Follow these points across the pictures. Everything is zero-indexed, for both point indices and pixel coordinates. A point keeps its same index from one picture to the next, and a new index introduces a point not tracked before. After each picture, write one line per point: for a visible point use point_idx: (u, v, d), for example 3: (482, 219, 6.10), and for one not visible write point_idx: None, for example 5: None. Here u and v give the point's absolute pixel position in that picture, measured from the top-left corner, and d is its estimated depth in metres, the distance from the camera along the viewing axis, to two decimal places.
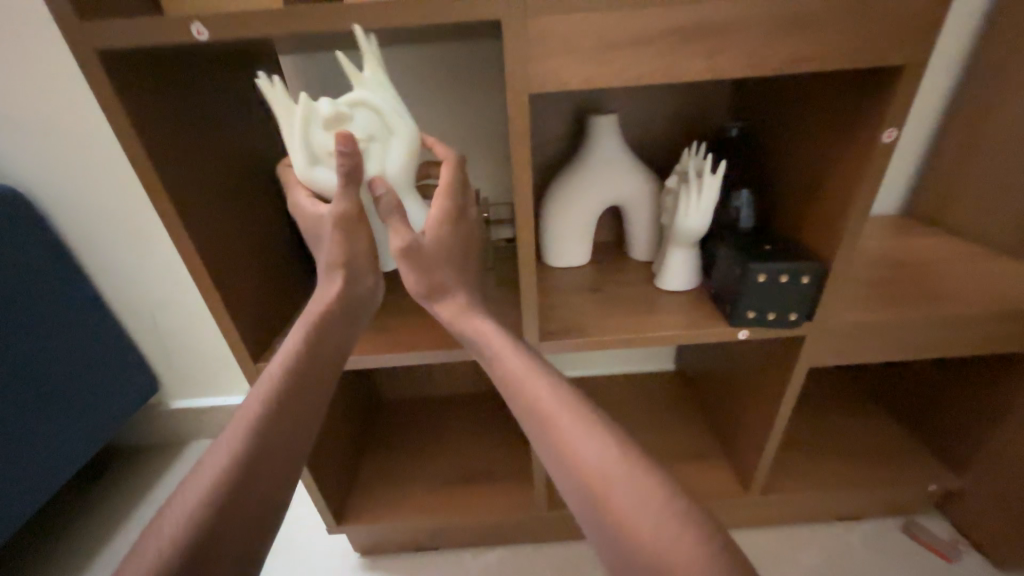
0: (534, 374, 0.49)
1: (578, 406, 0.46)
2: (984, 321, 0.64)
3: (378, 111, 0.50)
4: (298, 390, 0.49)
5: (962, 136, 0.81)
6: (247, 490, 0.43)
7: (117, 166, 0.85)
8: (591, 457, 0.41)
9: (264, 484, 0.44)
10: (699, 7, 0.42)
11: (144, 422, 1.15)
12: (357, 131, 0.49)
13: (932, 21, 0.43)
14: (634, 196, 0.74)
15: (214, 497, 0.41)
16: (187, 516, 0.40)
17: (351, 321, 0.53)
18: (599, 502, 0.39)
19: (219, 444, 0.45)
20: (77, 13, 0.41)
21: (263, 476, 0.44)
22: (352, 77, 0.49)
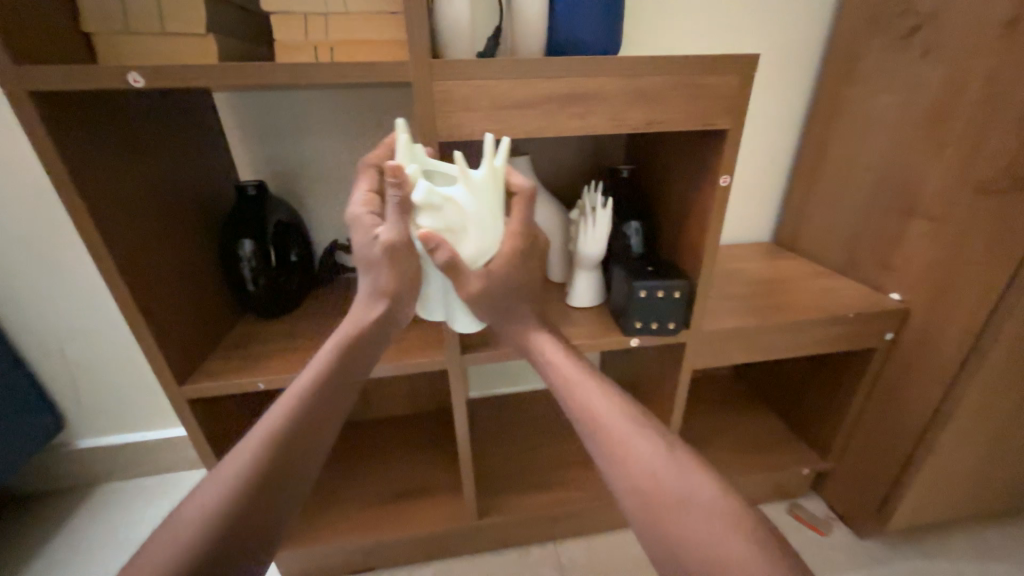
0: (587, 378, 0.53)
1: (627, 406, 0.51)
2: (820, 326, 0.80)
3: (468, 209, 0.51)
4: (318, 407, 0.52)
5: (804, 179, 1.01)
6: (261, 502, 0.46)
7: (33, 194, 0.83)
8: (644, 457, 0.46)
9: (276, 497, 0.47)
10: (569, 81, 0.53)
11: (45, 464, 1.06)
12: (442, 220, 0.50)
13: (742, 97, 0.58)
14: (547, 225, 0.84)
15: (223, 508, 0.43)
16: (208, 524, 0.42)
17: (376, 344, 0.56)
18: (649, 495, 0.44)
19: (240, 453, 0.48)
20: (12, 58, 0.45)
21: (276, 487, 0.47)
22: (462, 173, 0.50)
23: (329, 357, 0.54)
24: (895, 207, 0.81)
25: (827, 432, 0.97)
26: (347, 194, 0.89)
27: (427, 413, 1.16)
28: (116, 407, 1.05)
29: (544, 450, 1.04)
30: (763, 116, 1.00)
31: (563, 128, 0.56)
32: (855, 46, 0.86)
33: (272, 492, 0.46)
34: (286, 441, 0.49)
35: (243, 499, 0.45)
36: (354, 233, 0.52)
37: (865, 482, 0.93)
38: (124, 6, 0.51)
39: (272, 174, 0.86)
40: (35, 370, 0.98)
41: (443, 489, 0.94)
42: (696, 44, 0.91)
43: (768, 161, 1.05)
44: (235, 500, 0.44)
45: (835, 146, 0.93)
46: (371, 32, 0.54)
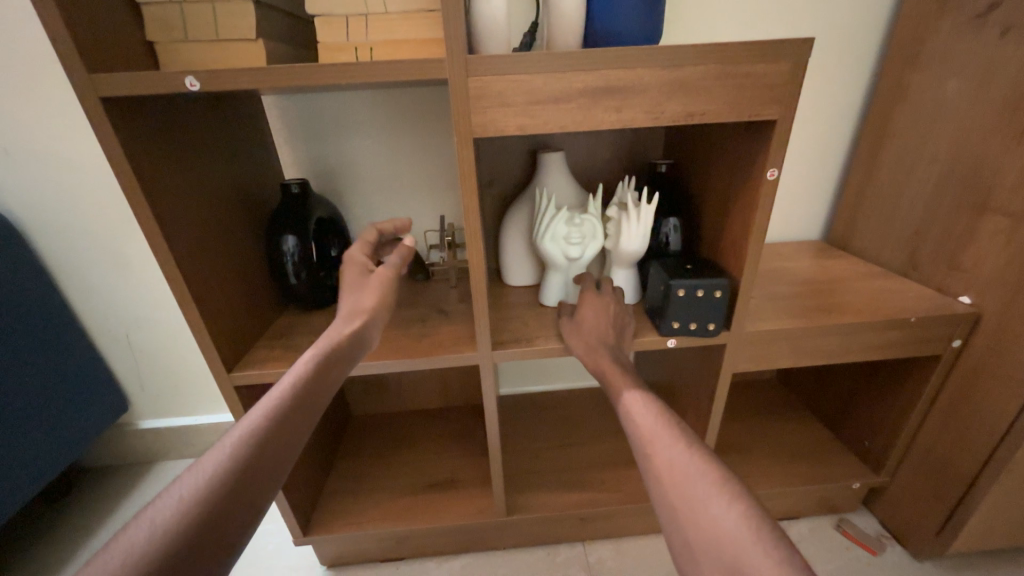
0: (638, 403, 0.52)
1: (673, 426, 0.47)
2: (876, 331, 0.74)
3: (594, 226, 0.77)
4: (296, 412, 0.51)
5: (860, 174, 0.94)
6: (226, 504, 0.42)
7: (108, 196, 0.91)
8: (683, 475, 0.42)
9: (247, 494, 0.44)
10: (606, 73, 0.52)
11: (113, 442, 1.16)
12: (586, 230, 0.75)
13: (794, 84, 0.54)
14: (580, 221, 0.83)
15: (197, 498, 0.41)
16: (169, 520, 0.39)
17: (353, 356, 0.58)
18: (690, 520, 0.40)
19: (213, 452, 0.45)
20: (86, 66, 0.49)
21: (251, 485, 0.44)
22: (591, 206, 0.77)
23: (309, 360, 0.55)
24: (965, 203, 0.74)
25: (881, 445, 0.91)
26: (385, 192, 0.92)
27: (459, 407, 1.18)
28: (173, 392, 1.13)
29: (574, 449, 1.03)
30: (814, 106, 0.94)
31: (599, 122, 0.55)
32: (922, 27, 0.80)
33: (237, 495, 0.43)
34: (264, 435, 0.47)
35: (221, 487, 0.43)
36: (348, 268, 0.63)
37: (924, 501, 0.86)
38: (183, 15, 0.54)
39: (315, 173, 0.89)
40: (104, 354, 1.06)
41: (472, 483, 0.95)
42: (741, 32, 0.86)
43: (820, 155, 0.99)
44: (206, 491, 0.42)
45: (896, 137, 0.86)
46: (409, 31, 0.55)
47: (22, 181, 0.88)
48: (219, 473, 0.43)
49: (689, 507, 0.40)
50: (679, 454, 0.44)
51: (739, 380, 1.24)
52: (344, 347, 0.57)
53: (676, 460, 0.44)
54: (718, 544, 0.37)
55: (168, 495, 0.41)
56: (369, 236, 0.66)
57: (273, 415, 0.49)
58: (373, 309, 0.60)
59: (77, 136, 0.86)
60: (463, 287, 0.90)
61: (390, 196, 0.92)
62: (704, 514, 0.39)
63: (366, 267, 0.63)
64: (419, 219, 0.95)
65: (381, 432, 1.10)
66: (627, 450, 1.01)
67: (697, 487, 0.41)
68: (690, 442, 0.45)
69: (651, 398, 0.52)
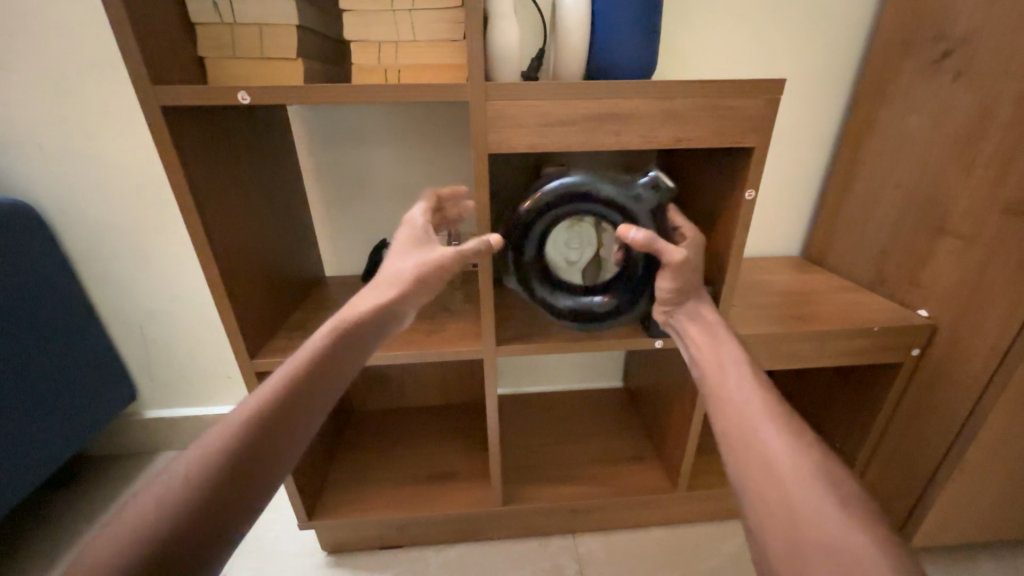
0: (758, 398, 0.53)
1: (789, 424, 0.49)
2: (845, 338, 0.81)
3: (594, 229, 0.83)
4: (320, 373, 0.52)
5: (834, 197, 1.03)
6: (258, 458, 0.44)
7: (135, 191, 0.96)
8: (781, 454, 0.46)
9: (263, 447, 0.45)
10: (607, 103, 0.60)
11: (121, 429, 1.20)
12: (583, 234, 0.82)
13: (771, 116, 0.62)
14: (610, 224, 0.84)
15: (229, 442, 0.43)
16: (216, 460, 0.42)
17: (396, 314, 0.59)
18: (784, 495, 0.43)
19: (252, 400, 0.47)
20: (152, 80, 0.55)
21: (270, 436, 0.46)
22: None
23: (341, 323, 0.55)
24: (924, 226, 0.83)
25: (850, 446, 0.98)
26: (398, 198, 0.98)
27: (457, 405, 1.23)
28: (183, 382, 1.17)
29: (566, 447, 1.08)
30: (794, 132, 1.02)
31: (600, 144, 0.62)
32: (889, 69, 0.89)
33: (264, 453, 0.45)
34: (288, 395, 0.49)
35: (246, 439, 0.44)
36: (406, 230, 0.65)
37: (890, 498, 0.93)
38: (233, 35, 0.61)
39: (332, 177, 0.95)
40: (119, 344, 1.11)
41: (470, 476, 1.00)
42: (732, 64, 0.94)
43: (801, 175, 1.07)
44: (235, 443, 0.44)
45: (867, 162, 0.94)
46: (433, 56, 0.62)
47: (56, 177, 0.93)
48: (259, 421, 0.46)
49: (777, 485, 0.44)
50: (790, 448, 0.46)
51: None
52: (373, 316, 0.57)
53: (786, 453, 0.46)
54: (810, 533, 0.40)
55: (218, 428, 0.45)
56: (430, 199, 0.69)
57: (296, 378, 0.50)
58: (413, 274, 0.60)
59: (114, 136, 0.91)
60: (468, 288, 0.97)
61: (402, 201, 0.99)
62: (798, 497, 0.42)
63: (417, 235, 0.65)
64: None
65: (381, 427, 1.15)
66: (617, 448, 1.07)
67: (803, 481, 0.43)
68: (811, 448, 0.46)
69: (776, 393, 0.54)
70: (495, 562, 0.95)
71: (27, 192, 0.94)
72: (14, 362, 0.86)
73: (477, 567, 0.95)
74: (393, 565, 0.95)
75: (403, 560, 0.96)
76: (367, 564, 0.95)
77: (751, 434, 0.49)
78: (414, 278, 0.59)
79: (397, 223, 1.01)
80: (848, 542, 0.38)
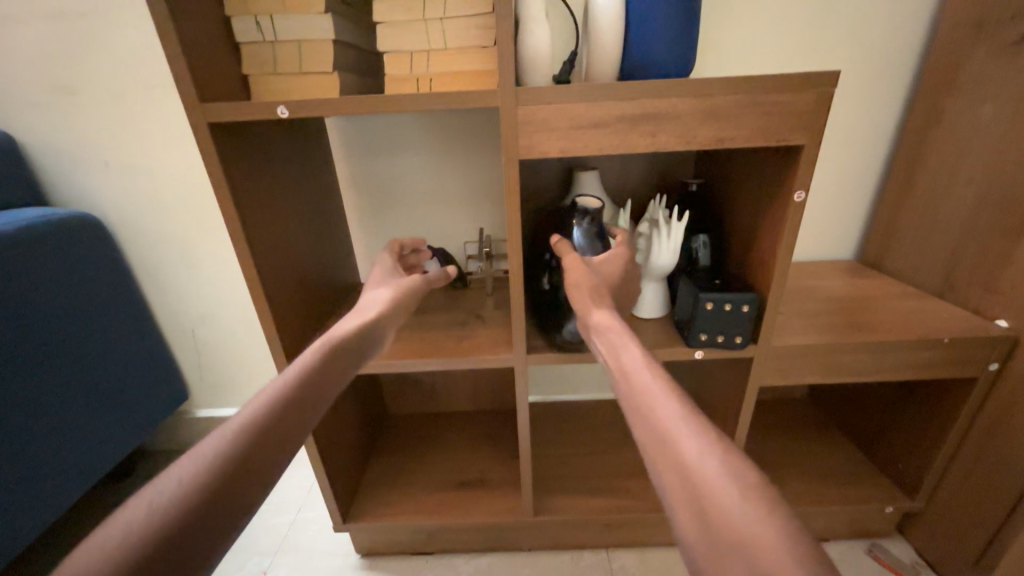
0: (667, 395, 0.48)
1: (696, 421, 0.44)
2: (909, 349, 0.74)
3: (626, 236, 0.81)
4: (312, 385, 0.52)
5: (894, 194, 0.95)
6: (254, 463, 0.43)
7: (187, 202, 1.02)
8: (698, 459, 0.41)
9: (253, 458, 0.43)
10: (642, 103, 0.58)
11: (174, 426, 1.27)
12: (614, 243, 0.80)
13: (823, 109, 0.58)
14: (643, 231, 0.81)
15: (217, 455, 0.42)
16: (213, 465, 0.41)
17: (376, 335, 0.62)
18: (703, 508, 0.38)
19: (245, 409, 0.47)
20: (199, 98, 0.58)
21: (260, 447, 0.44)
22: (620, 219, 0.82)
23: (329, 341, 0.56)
24: (1000, 227, 0.75)
25: (916, 467, 0.89)
26: (431, 205, 0.99)
27: (488, 411, 1.23)
28: (230, 383, 1.23)
29: (600, 458, 1.05)
30: (847, 126, 0.96)
31: (634, 146, 0.60)
32: (957, 55, 0.81)
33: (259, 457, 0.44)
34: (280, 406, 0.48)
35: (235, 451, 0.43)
36: (379, 269, 0.72)
37: (963, 528, 0.84)
38: (274, 51, 0.63)
39: (368, 186, 0.97)
40: (173, 346, 1.18)
41: (500, 484, 0.99)
42: (776, 58, 0.89)
43: (855, 172, 0.99)
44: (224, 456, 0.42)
45: (932, 157, 0.86)
46: (464, 64, 0.62)
47: (119, 190, 1.00)
48: (250, 432, 0.44)
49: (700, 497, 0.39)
50: (700, 448, 0.42)
51: (765, 399, 1.23)
52: (359, 335, 0.59)
53: (698, 456, 0.41)
54: (734, 549, 0.35)
55: (211, 439, 0.44)
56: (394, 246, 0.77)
57: (288, 390, 0.50)
58: (388, 301, 0.65)
59: (169, 151, 0.98)
60: (499, 294, 0.96)
61: (435, 208, 0.99)
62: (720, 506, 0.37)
63: (389, 270, 0.72)
64: (460, 231, 1.02)
65: (414, 432, 1.16)
66: None
67: (716, 485, 0.38)
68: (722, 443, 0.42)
69: (674, 385, 0.49)
70: (525, 574, 0.93)
71: (94, 205, 1.02)
72: (81, 362, 0.93)
73: None
74: (424, 571, 0.95)
75: (433, 567, 0.96)
76: (398, 569, 0.96)
77: (665, 439, 0.44)
78: (392, 302, 0.65)
79: (431, 229, 1.02)
80: (766, 554, 0.33)
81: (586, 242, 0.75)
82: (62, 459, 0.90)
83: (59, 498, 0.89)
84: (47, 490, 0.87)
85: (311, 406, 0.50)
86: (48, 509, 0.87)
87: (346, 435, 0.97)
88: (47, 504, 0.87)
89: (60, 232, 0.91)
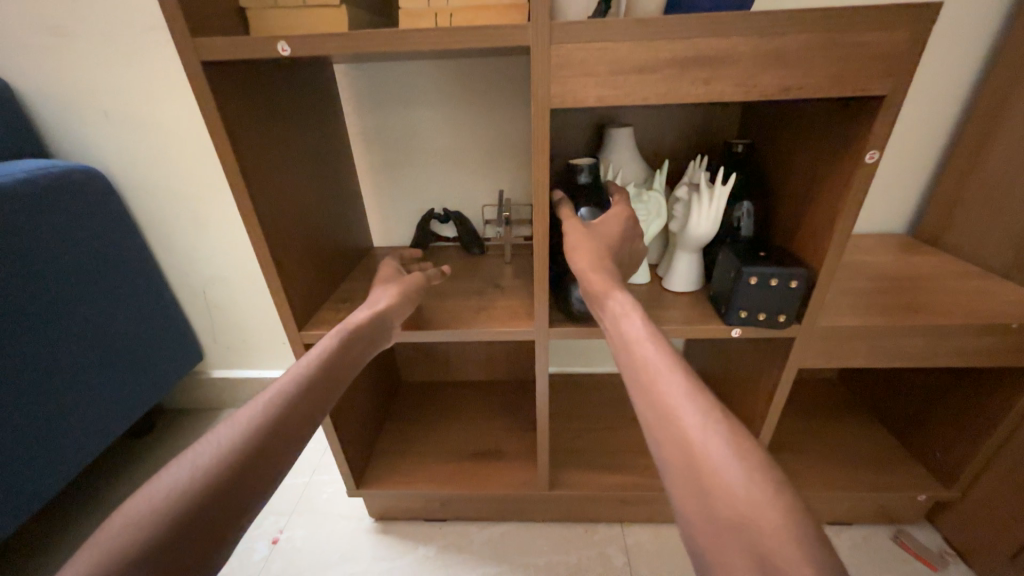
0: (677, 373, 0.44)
1: (706, 404, 0.41)
2: (973, 333, 0.67)
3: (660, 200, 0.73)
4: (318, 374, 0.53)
5: (964, 161, 0.85)
6: (269, 452, 0.45)
7: (191, 157, 0.97)
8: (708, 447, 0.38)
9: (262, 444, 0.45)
10: (696, 43, 0.49)
11: (190, 386, 1.28)
12: (646, 208, 0.73)
13: (912, 52, 0.49)
14: (678, 196, 0.74)
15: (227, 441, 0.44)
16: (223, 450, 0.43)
17: (385, 328, 0.64)
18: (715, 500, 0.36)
19: (256, 402, 0.49)
20: (190, 32, 0.51)
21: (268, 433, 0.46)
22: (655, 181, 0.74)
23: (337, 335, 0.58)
24: None
25: (956, 457, 0.84)
26: (447, 165, 0.92)
27: (504, 381, 1.20)
28: (243, 345, 1.22)
29: (617, 433, 1.03)
30: (917, 81, 0.84)
31: (683, 96, 0.52)
32: None
33: (273, 446, 0.46)
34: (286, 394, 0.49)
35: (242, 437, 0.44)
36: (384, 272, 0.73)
37: (1002, 521, 0.79)
38: None
39: (380, 142, 0.91)
40: (184, 306, 1.16)
41: (514, 455, 0.97)
42: None
43: (920, 135, 0.89)
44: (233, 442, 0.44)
45: (1016, 118, 0.76)
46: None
47: (120, 143, 0.95)
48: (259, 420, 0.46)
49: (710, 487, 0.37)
50: (710, 432, 0.39)
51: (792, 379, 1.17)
52: (367, 327, 0.61)
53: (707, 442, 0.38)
54: (742, 542, 0.34)
55: (223, 428, 0.45)
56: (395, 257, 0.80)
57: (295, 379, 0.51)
58: (395, 295, 0.67)
59: (170, 102, 0.92)
60: (518, 262, 0.91)
61: (452, 168, 0.93)
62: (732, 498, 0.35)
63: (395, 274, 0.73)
64: (478, 194, 0.95)
65: (428, 400, 1.15)
66: None
67: (725, 475, 0.36)
68: (728, 424, 0.39)
69: (682, 359, 0.46)
70: (539, 544, 0.93)
71: (96, 158, 0.97)
72: (92, 321, 0.92)
73: (520, 548, 0.92)
74: (437, 537, 0.95)
75: (447, 534, 0.96)
76: (411, 534, 0.96)
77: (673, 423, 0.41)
78: (398, 296, 0.66)
79: (446, 191, 0.95)
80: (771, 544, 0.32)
81: (586, 210, 0.68)
82: (80, 417, 0.90)
83: (77, 454, 0.90)
84: (65, 447, 0.88)
85: (315, 392, 0.52)
86: (67, 465, 0.88)
87: (360, 402, 0.95)
88: (66, 460, 0.88)
89: (64, 187, 0.87)
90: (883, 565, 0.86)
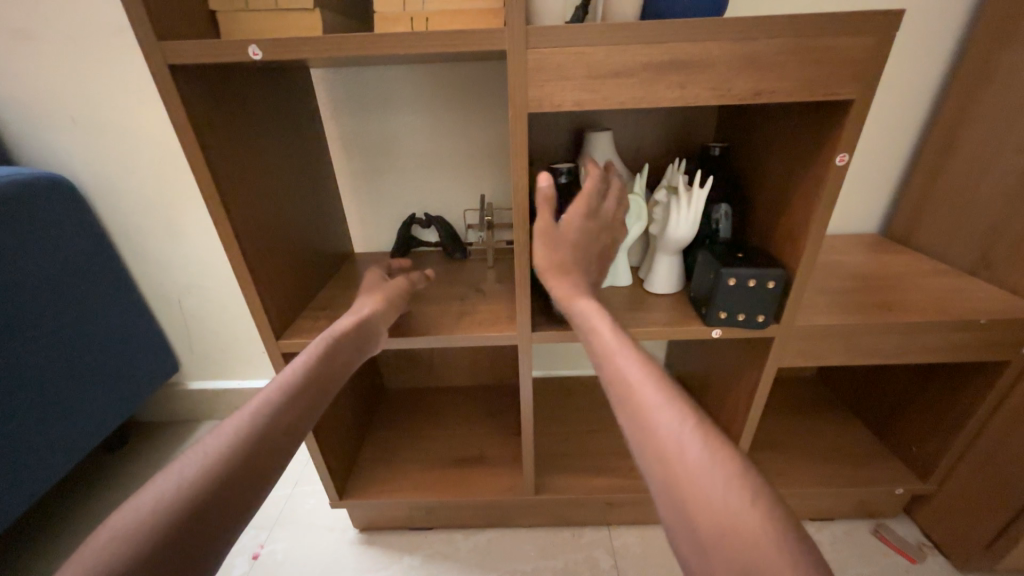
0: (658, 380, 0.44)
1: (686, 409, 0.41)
2: (943, 330, 0.69)
3: (640, 203, 0.74)
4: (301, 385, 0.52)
5: (931, 163, 0.88)
6: (253, 467, 0.43)
7: (164, 162, 0.94)
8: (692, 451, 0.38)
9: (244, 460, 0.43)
10: (671, 47, 0.50)
11: (165, 398, 1.24)
12: (627, 211, 0.73)
13: (879, 58, 0.50)
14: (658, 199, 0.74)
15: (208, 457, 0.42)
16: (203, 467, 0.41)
17: (369, 336, 0.62)
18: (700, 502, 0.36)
19: (238, 415, 0.47)
20: (156, 34, 0.50)
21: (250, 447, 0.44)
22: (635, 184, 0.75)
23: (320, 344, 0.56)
24: None
25: (931, 451, 0.86)
26: (428, 170, 0.92)
27: (489, 386, 1.19)
28: (221, 354, 1.19)
29: (603, 435, 1.03)
30: (886, 85, 0.87)
31: (659, 100, 0.53)
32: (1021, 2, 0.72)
33: (263, 458, 0.44)
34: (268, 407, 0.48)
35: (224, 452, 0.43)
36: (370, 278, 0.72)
37: (976, 512, 0.82)
38: None
39: (359, 147, 0.90)
40: (159, 316, 1.13)
41: (500, 461, 0.96)
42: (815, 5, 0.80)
43: (889, 137, 0.92)
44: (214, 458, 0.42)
45: (980, 120, 0.78)
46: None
47: (89, 149, 0.92)
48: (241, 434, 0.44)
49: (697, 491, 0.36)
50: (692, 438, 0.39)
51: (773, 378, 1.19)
52: (352, 335, 0.60)
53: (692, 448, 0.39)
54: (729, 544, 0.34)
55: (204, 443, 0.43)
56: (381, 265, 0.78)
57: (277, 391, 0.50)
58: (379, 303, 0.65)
59: (142, 106, 0.89)
60: (500, 266, 0.90)
61: (433, 172, 0.92)
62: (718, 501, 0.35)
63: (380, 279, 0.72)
64: (459, 198, 0.95)
65: (412, 407, 1.13)
66: None
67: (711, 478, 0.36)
68: (711, 428, 0.40)
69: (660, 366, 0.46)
70: (525, 550, 0.92)
71: (63, 165, 0.94)
72: (61, 333, 0.89)
73: (506, 555, 0.91)
74: (423, 547, 0.94)
75: (432, 543, 0.94)
76: (396, 544, 0.94)
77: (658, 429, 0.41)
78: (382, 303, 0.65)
79: (428, 196, 0.94)
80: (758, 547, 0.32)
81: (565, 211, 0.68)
82: (47, 433, 0.87)
83: (45, 472, 0.86)
84: (31, 465, 0.84)
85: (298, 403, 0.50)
86: (34, 483, 0.85)
87: (342, 411, 0.93)
88: (32, 478, 0.84)
89: (30, 194, 0.84)
90: (865, 559, 0.88)
